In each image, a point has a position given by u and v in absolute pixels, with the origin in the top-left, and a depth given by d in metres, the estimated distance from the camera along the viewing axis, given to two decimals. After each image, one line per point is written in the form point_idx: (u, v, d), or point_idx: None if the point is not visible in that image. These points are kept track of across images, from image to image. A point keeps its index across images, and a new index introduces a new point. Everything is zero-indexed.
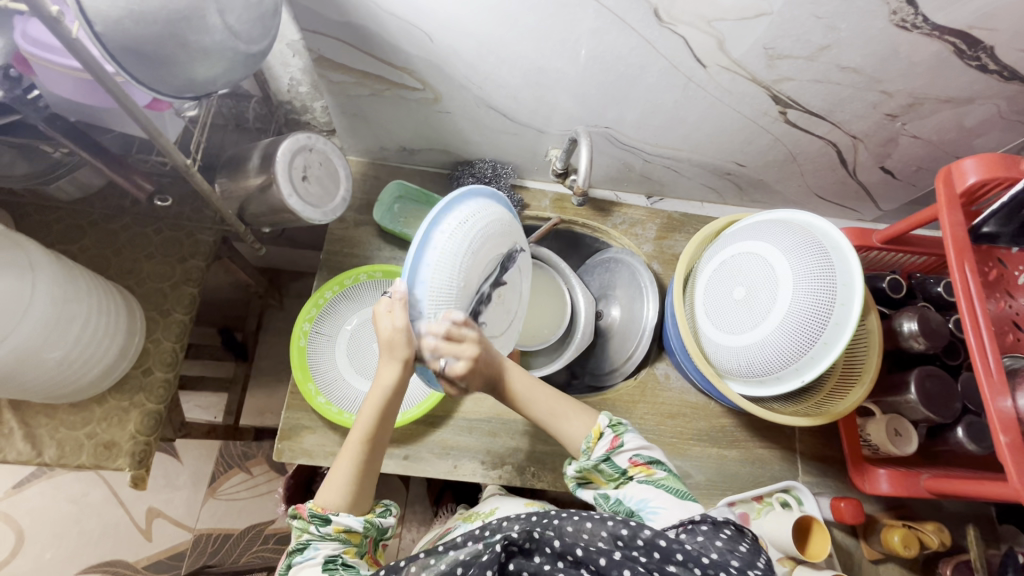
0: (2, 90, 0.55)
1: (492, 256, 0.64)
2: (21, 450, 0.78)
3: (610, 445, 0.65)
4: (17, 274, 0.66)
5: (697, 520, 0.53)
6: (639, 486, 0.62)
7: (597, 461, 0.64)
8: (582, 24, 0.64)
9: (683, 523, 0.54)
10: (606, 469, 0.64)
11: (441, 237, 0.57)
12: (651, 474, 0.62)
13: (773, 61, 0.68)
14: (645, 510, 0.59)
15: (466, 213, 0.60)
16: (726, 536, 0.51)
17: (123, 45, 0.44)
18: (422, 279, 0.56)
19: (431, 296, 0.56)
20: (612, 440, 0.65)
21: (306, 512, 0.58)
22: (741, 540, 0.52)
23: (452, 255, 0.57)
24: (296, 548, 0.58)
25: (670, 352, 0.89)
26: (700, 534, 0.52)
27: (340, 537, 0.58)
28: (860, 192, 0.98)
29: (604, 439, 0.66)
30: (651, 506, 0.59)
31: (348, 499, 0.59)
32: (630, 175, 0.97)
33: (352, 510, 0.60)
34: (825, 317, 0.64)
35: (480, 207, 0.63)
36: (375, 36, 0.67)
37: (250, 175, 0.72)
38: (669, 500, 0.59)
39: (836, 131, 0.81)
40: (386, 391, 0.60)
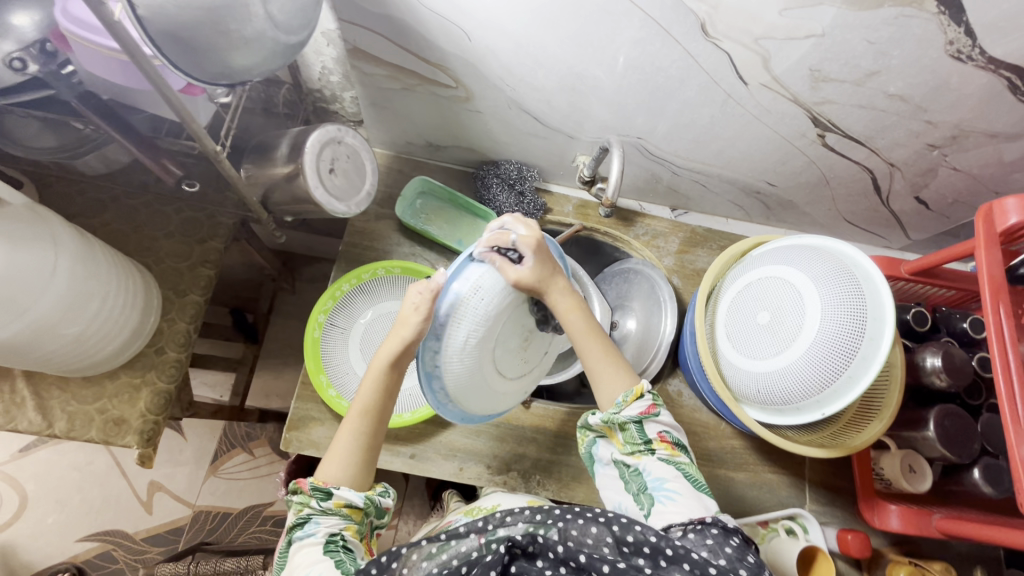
0: (39, 65, 0.55)
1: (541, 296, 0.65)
2: (32, 420, 0.78)
3: (645, 410, 0.63)
4: (43, 248, 0.66)
5: (707, 522, 0.54)
6: (660, 463, 0.62)
7: (628, 422, 0.62)
8: (624, 34, 0.63)
9: (692, 522, 0.55)
10: (631, 432, 0.63)
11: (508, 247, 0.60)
12: (673, 454, 0.62)
13: (818, 83, 0.66)
14: (659, 491, 0.60)
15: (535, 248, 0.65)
16: (735, 544, 0.52)
17: (165, 30, 0.43)
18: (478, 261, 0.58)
19: (458, 314, 0.56)
20: (648, 407, 0.64)
21: (307, 486, 0.59)
22: (749, 551, 0.52)
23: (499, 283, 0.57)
24: (297, 523, 0.58)
25: (685, 369, 0.87)
26: (710, 537, 0.53)
27: (341, 512, 0.59)
28: (891, 220, 0.96)
29: (640, 402, 0.64)
30: (666, 488, 0.60)
31: (348, 474, 0.61)
32: (656, 187, 0.95)
33: (353, 485, 0.61)
34: (853, 351, 0.62)
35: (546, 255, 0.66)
36: (413, 30, 0.65)
37: (278, 164, 0.71)
38: (684, 487, 0.60)
39: (873, 157, 0.79)
40: (383, 365, 0.63)
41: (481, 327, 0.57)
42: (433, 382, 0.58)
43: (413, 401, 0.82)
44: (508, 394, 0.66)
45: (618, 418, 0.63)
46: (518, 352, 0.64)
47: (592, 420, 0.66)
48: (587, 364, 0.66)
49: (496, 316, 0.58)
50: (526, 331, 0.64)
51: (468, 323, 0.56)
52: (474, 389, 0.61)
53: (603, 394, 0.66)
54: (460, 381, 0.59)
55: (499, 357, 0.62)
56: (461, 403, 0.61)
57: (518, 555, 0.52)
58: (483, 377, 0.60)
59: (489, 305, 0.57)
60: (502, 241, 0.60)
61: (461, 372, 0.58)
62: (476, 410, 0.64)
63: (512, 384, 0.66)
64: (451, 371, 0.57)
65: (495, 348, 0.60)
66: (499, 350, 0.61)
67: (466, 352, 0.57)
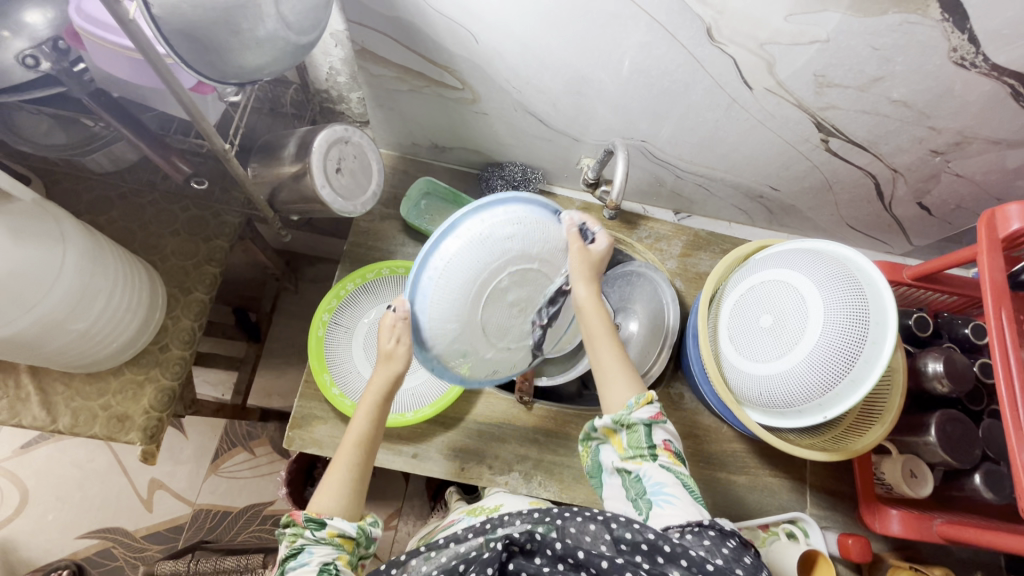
0: (49, 62, 0.54)
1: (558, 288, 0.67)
2: (36, 416, 0.79)
3: (654, 416, 0.63)
4: (51, 245, 0.66)
5: (705, 524, 0.54)
6: (660, 470, 0.60)
7: (636, 422, 0.62)
8: (631, 37, 0.63)
9: (689, 525, 0.54)
10: (637, 434, 0.62)
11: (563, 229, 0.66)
12: (674, 462, 0.61)
13: (822, 88, 0.67)
14: (658, 494, 0.58)
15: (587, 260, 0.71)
16: (732, 546, 0.52)
17: (178, 29, 0.44)
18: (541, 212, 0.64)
19: (507, 217, 0.60)
20: (657, 412, 0.63)
21: (301, 519, 0.58)
22: (745, 552, 0.52)
23: (549, 229, 0.64)
24: (290, 553, 0.56)
25: (688, 372, 0.88)
26: (706, 538, 0.53)
27: (334, 542, 0.58)
28: (893, 225, 0.97)
29: (650, 407, 0.63)
30: (664, 492, 0.58)
31: (342, 503, 0.60)
32: (660, 190, 0.96)
33: (346, 515, 0.60)
34: (855, 354, 0.63)
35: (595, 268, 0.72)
36: (421, 32, 0.66)
37: (285, 163, 0.72)
38: (681, 492, 0.58)
39: (876, 162, 0.80)
40: (376, 397, 0.66)
41: (513, 243, 0.60)
42: (436, 253, 0.59)
43: (415, 400, 0.82)
44: (474, 343, 0.63)
45: (628, 418, 0.62)
46: (511, 314, 0.64)
47: (597, 423, 0.65)
48: (597, 362, 0.68)
49: (525, 247, 0.61)
50: (530, 300, 0.65)
51: (508, 228, 0.60)
52: (460, 299, 0.60)
53: (610, 396, 0.66)
54: (456, 270, 0.59)
55: (498, 292, 0.62)
56: (436, 303, 0.60)
57: (516, 553, 0.53)
58: (475, 289, 0.60)
59: (530, 233, 0.61)
60: (584, 221, 0.68)
61: (463, 263, 0.59)
62: (438, 327, 0.61)
63: (482, 341, 0.63)
64: (460, 251, 0.59)
65: (505, 280, 0.61)
66: (502, 285, 0.62)
67: (486, 248, 0.59)
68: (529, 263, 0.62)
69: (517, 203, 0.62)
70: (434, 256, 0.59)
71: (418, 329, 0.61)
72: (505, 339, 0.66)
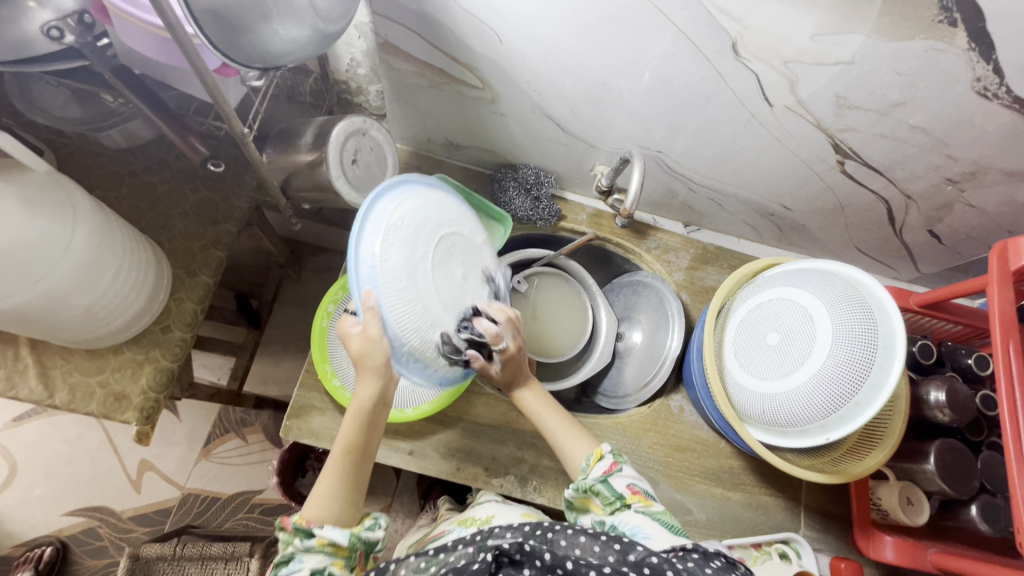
0: (74, 35, 0.54)
1: (466, 245, 0.66)
2: (33, 389, 0.78)
3: (608, 468, 0.65)
4: (62, 217, 0.66)
5: (689, 547, 0.50)
6: (634, 514, 0.61)
7: (594, 482, 0.64)
8: (655, 47, 0.63)
9: (674, 549, 0.51)
10: (602, 490, 0.64)
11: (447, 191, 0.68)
12: (649, 505, 0.61)
13: (842, 110, 0.67)
14: (636, 537, 0.58)
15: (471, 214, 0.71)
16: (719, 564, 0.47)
17: (208, 9, 0.44)
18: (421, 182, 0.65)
19: (410, 194, 0.62)
20: (609, 466, 0.66)
21: (290, 524, 0.57)
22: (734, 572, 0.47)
23: (449, 203, 0.67)
24: (282, 560, 0.56)
25: (689, 386, 0.87)
26: (691, 561, 0.48)
27: (326, 550, 0.57)
28: (902, 251, 0.97)
29: (602, 462, 0.66)
30: (643, 533, 0.58)
31: (335, 511, 0.59)
32: (672, 201, 0.96)
33: (338, 523, 0.58)
34: (861, 378, 0.62)
35: (449, 240, 0.64)
36: (446, 29, 0.66)
37: (301, 151, 0.71)
38: (661, 532, 0.58)
39: (890, 187, 0.80)
40: (366, 404, 0.61)
41: (433, 215, 0.63)
42: (366, 242, 0.57)
43: (414, 397, 0.80)
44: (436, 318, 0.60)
45: (586, 482, 0.65)
46: (455, 281, 0.63)
47: (569, 493, 0.67)
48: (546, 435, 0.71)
49: (445, 216, 0.65)
50: (464, 270, 0.65)
51: (420, 205, 0.62)
52: (409, 277, 0.58)
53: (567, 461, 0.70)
54: (395, 248, 0.58)
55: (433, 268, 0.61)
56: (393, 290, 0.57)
57: (505, 564, 0.51)
58: (412, 257, 0.59)
59: (440, 206, 0.65)
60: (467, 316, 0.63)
61: (398, 241, 0.58)
62: (402, 310, 0.57)
63: (440, 319, 0.60)
64: (396, 226, 0.58)
65: (438, 246, 0.62)
66: (435, 257, 0.61)
67: (411, 224, 0.60)
68: (451, 226, 0.65)
69: (411, 182, 0.64)
70: (367, 247, 0.56)
71: (386, 329, 0.57)
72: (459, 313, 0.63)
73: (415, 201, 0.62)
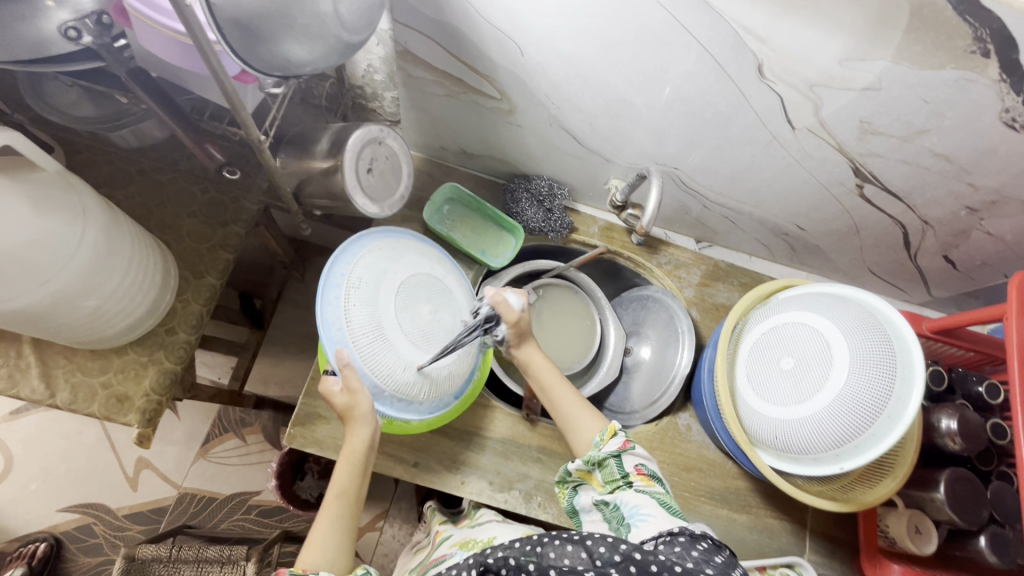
0: (91, 36, 0.53)
1: (433, 282, 0.76)
2: (35, 388, 0.77)
3: (622, 444, 0.64)
4: (71, 218, 0.65)
5: (675, 532, 0.50)
6: (636, 493, 0.59)
7: (606, 456, 0.63)
8: (679, 66, 0.62)
9: (661, 535, 0.51)
10: (611, 467, 0.63)
11: (408, 239, 0.79)
12: (650, 485, 0.60)
13: (865, 135, 0.66)
14: (634, 516, 0.57)
15: (438, 252, 0.81)
16: (702, 547, 0.47)
17: (233, 18, 0.42)
18: (381, 238, 0.77)
19: (367, 252, 0.73)
20: (625, 440, 0.64)
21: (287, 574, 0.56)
22: (718, 552, 0.47)
23: (410, 249, 0.77)
24: None
25: (698, 406, 0.86)
26: (677, 545, 0.49)
27: None
28: (915, 275, 0.96)
29: (616, 437, 0.65)
30: (640, 512, 0.57)
31: (332, 557, 0.59)
32: (685, 217, 0.95)
33: (334, 569, 0.59)
34: (878, 409, 0.61)
35: (412, 281, 0.74)
36: (468, 41, 0.65)
37: (316, 158, 0.70)
38: (658, 510, 0.57)
39: (908, 213, 0.79)
40: (360, 449, 0.66)
41: (391, 267, 0.73)
42: (330, 309, 0.69)
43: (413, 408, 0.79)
44: (404, 353, 0.70)
45: (597, 455, 0.63)
46: (419, 318, 0.72)
47: (573, 466, 0.66)
48: (559, 410, 0.71)
49: (406, 264, 0.75)
50: (434, 305, 0.74)
51: (378, 259, 0.73)
52: (375, 328, 0.69)
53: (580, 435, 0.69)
54: (355, 305, 0.70)
55: (397, 314, 0.71)
56: (359, 344, 0.68)
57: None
58: (373, 309, 0.70)
59: (400, 254, 0.75)
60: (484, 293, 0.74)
61: (357, 299, 0.70)
62: (370, 359, 0.69)
63: (410, 358, 0.70)
64: (355, 287, 0.70)
65: (398, 293, 0.72)
66: (395, 302, 0.71)
67: (368, 281, 0.71)
68: (412, 271, 0.75)
69: (369, 242, 0.76)
70: (334, 312, 0.69)
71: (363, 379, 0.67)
72: (427, 347, 0.72)
73: (373, 257, 0.73)
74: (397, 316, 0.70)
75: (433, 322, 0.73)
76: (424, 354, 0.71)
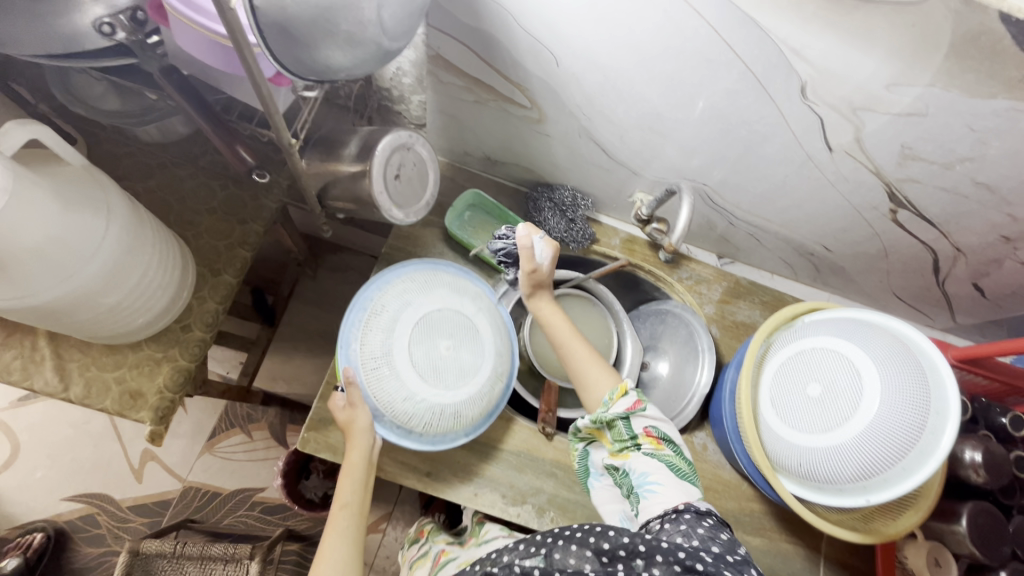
0: (125, 31, 0.53)
1: (458, 319, 0.75)
2: (48, 381, 0.76)
3: (631, 405, 0.63)
4: (95, 214, 0.64)
5: (680, 510, 0.54)
6: (643, 458, 0.60)
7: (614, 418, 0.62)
8: (719, 83, 0.61)
9: (666, 514, 0.54)
10: (619, 429, 0.62)
11: (444, 271, 0.79)
12: (658, 449, 0.61)
13: (905, 160, 0.65)
14: (642, 486, 0.58)
15: (475, 289, 0.80)
16: (707, 525, 0.53)
17: (276, 22, 0.41)
18: (417, 267, 0.79)
19: (399, 280, 0.76)
20: (634, 402, 0.63)
21: None
22: (721, 529, 0.53)
23: (443, 281, 0.78)
24: None
25: (716, 426, 0.85)
26: (683, 522, 0.53)
27: None
28: (941, 301, 0.94)
29: (626, 398, 0.64)
30: (649, 482, 0.58)
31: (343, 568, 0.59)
32: (709, 233, 0.94)
33: None
34: (909, 443, 0.60)
35: (437, 317, 0.73)
36: (503, 49, 0.64)
37: (343, 162, 0.68)
38: (667, 478, 0.58)
39: (941, 239, 0.77)
40: (363, 460, 0.68)
41: (418, 299, 0.74)
42: (353, 330, 0.73)
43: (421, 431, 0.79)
44: (408, 385, 0.71)
45: (605, 416, 0.63)
46: (435, 354, 0.72)
47: (582, 424, 0.66)
48: (570, 363, 0.71)
49: (434, 299, 0.75)
50: (453, 343, 0.73)
51: (407, 289, 0.75)
52: (386, 356, 0.71)
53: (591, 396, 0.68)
54: (372, 330, 0.72)
55: (411, 346, 0.71)
56: (369, 365, 0.71)
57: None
58: (388, 338, 0.71)
59: (431, 288, 0.76)
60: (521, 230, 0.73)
61: (377, 326, 0.72)
62: (374, 381, 0.71)
63: (414, 390, 0.71)
64: (376, 313, 0.73)
65: (418, 325, 0.72)
66: (411, 336, 0.72)
67: (392, 310, 0.73)
68: (439, 305, 0.74)
69: (407, 270, 0.78)
70: (355, 333, 0.73)
71: (364, 400, 0.70)
72: (436, 383, 0.72)
73: (401, 286, 0.76)
74: (410, 350, 0.71)
75: (447, 360, 0.72)
76: (428, 388, 0.71)
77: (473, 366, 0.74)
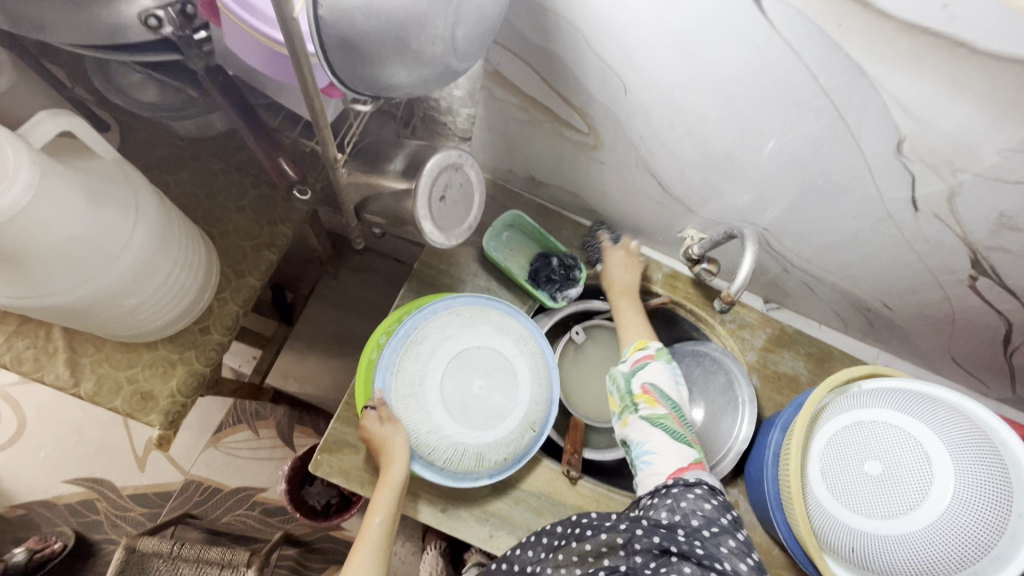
0: (172, 26, 0.49)
1: (494, 359, 0.75)
2: (60, 374, 0.73)
3: (637, 365, 0.67)
4: (122, 211, 0.60)
5: (669, 485, 0.56)
6: (641, 423, 0.62)
7: (619, 375, 0.68)
8: (804, 129, 0.56)
9: (657, 489, 0.56)
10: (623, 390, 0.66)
11: (494, 308, 0.77)
12: (655, 409, 0.62)
13: (999, 229, 0.59)
14: (641, 453, 0.61)
15: (522, 330, 0.78)
16: (695, 494, 0.54)
17: (340, 35, 0.37)
18: (467, 301, 0.76)
19: (445, 310, 0.75)
20: (642, 361, 0.67)
21: None
22: (714, 494, 0.55)
23: (489, 317, 0.76)
24: None
25: (752, 487, 0.79)
26: (670, 496, 0.54)
27: None
28: (1004, 371, 0.88)
29: (638, 355, 0.69)
30: (645, 450, 0.61)
31: None
32: (760, 277, 0.88)
33: None
34: (986, 546, 0.55)
35: (475, 354, 0.74)
36: (568, 73, 0.59)
37: (387, 176, 0.64)
38: (663, 446, 0.60)
39: (1019, 310, 0.71)
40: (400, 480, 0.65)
41: (460, 334, 0.74)
42: (390, 354, 0.72)
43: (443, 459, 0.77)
44: (436, 419, 0.71)
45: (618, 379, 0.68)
46: (468, 392, 0.73)
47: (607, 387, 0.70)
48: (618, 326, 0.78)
49: (475, 336, 0.75)
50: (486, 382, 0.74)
51: (450, 320, 0.74)
52: (419, 385, 0.71)
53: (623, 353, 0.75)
54: (409, 357, 0.72)
55: (444, 378, 0.73)
56: (401, 391, 0.71)
57: None
58: (423, 367, 0.72)
59: (474, 322, 0.75)
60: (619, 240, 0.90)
61: (415, 354, 0.72)
62: (403, 406, 0.70)
63: (441, 425, 0.71)
64: (416, 340, 0.73)
65: (454, 360, 0.73)
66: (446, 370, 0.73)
67: (432, 339, 0.73)
68: (478, 343, 0.75)
69: (457, 301, 0.76)
70: (392, 356, 0.72)
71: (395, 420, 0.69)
72: (463, 421, 0.72)
73: (446, 317, 0.74)
74: (444, 384, 0.72)
75: (479, 399, 0.73)
76: (455, 424, 0.72)
77: (503, 408, 0.74)
